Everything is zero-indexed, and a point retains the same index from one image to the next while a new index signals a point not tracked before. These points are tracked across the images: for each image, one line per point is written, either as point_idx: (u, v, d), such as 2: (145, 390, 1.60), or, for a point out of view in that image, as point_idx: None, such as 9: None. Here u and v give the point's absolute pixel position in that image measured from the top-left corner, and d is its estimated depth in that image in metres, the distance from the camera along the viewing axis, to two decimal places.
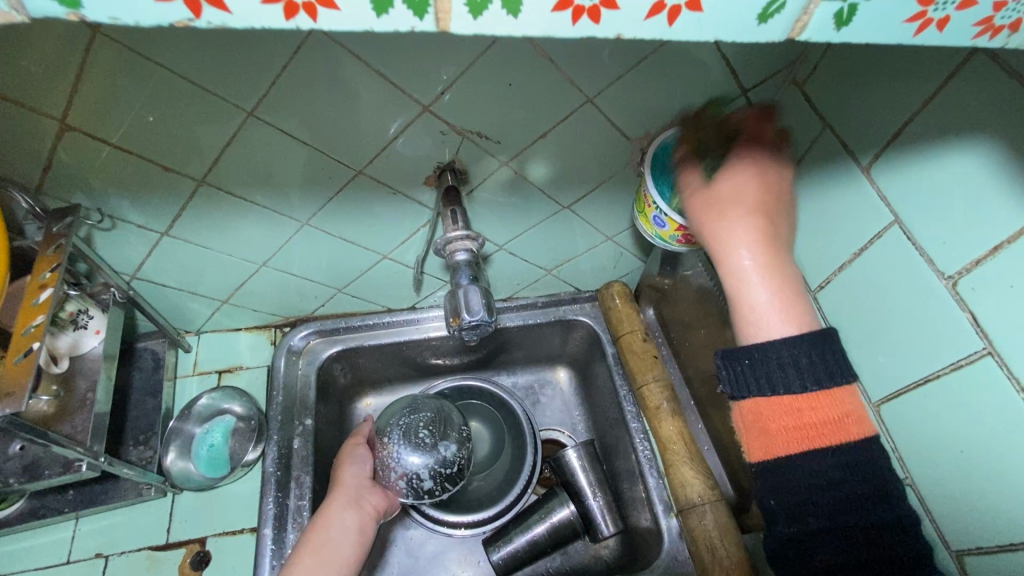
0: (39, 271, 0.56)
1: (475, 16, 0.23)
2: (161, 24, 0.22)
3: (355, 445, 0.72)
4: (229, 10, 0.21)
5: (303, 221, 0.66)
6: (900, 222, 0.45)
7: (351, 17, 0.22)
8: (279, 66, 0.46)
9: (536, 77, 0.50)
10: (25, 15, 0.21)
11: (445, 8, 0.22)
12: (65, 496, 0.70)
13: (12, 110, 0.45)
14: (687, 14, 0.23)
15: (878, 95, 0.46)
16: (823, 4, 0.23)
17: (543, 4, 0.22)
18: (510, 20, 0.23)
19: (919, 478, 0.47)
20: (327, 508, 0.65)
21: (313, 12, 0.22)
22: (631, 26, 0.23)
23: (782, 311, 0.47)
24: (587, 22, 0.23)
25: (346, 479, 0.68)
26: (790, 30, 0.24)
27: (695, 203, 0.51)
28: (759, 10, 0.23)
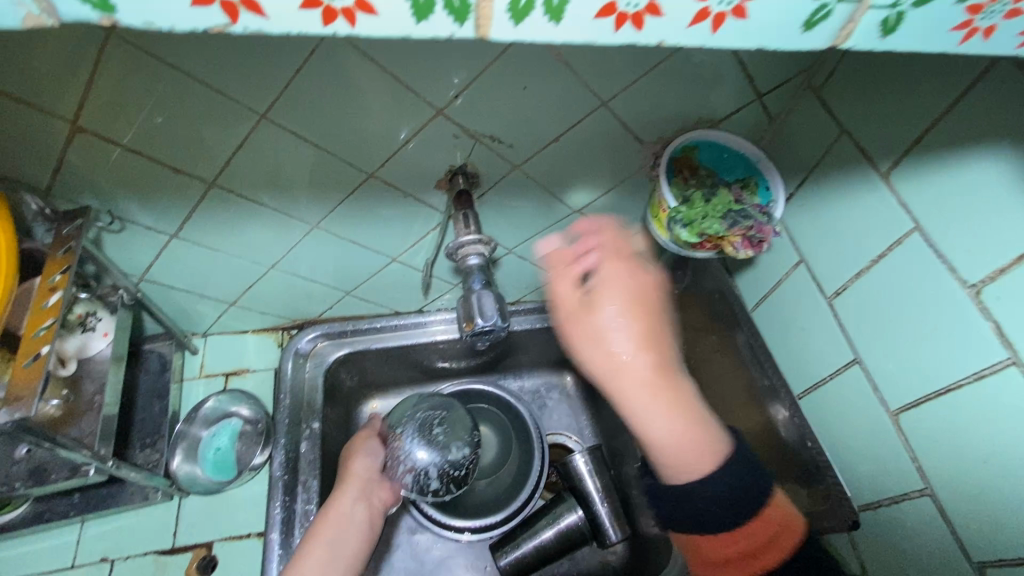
0: (49, 274, 0.56)
1: (516, 23, 0.22)
2: (197, 30, 0.21)
3: (365, 437, 0.72)
4: (267, 15, 0.21)
5: (313, 223, 0.65)
6: (920, 229, 0.45)
7: (389, 24, 0.22)
8: (294, 70, 0.45)
9: (551, 81, 0.50)
10: (56, 20, 0.20)
11: (486, 15, 0.22)
12: (71, 499, 0.69)
13: (25, 112, 0.45)
14: (731, 22, 0.23)
15: (898, 101, 0.45)
16: (870, 13, 0.22)
17: (586, 10, 0.22)
18: (551, 26, 0.23)
19: (938, 488, 0.46)
20: (337, 498, 0.65)
21: (352, 18, 0.21)
22: (674, 32, 0.23)
23: (689, 445, 0.51)
24: (630, 28, 0.23)
25: (357, 472, 0.68)
26: (834, 38, 0.24)
27: (573, 323, 0.55)
28: (805, 18, 0.23)
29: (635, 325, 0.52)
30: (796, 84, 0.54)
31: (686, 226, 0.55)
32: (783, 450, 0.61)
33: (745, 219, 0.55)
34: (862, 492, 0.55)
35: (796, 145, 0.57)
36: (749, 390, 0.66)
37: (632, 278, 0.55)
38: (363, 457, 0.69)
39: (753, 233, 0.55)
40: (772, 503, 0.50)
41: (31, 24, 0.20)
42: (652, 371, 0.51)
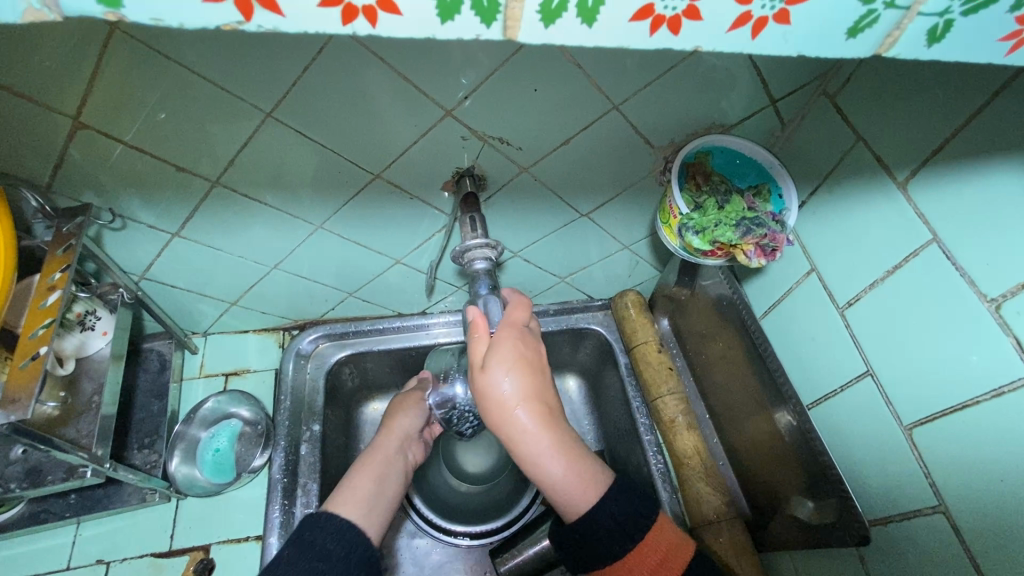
0: (49, 272, 0.55)
1: (546, 24, 0.21)
2: (209, 27, 0.20)
3: (411, 394, 0.76)
4: (282, 14, 0.20)
5: (317, 224, 0.65)
6: (939, 240, 0.44)
7: (410, 24, 0.21)
8: (301, 68, 0.45)
9: (562, 84, 0.49)
10: (59, 14, 0.19)
11: (515, 16, 0.21)
12: (67, 500, 0.68)
13: (25, 107, 0.44)
14: (772, 27, 0.22)
15: (916, 111, 0.44)
16: (918, 19, 0.22)
17: (622, 13, 0.21)
18: (583, 29, 0.22)
19: (952, 505, 0.45)
20: (382, 447, 0.69)
21: (373, 17, 0.21)
22: (712, 38, 0.22)
23: (581, 486, 0.49)
24: (666, 33, 0.22)
25: (400, 426, 0.72)
26: (879, 45, 0.23)
27: (479, 385, 0.48)
28: (849, 25, 0.22)
29: (523, 397, 0.46)
30: (810, 90, 0.53)
31: (698, 233, 0.54)
32: (789, 458, 0.62)
33: (759, 227, 0.53)
34: (873, 506, 0.54)
35: (810, 152, 0.56)
36: (756, 398, 0.67)
37: (525, 342, 0.50)
38: (409, 414, 0.72)
39: (766, 241, 0.54)
40: (652, 526, 0.50)
41: (32, 17, 0.19)
42: (540, 438, 0.47)
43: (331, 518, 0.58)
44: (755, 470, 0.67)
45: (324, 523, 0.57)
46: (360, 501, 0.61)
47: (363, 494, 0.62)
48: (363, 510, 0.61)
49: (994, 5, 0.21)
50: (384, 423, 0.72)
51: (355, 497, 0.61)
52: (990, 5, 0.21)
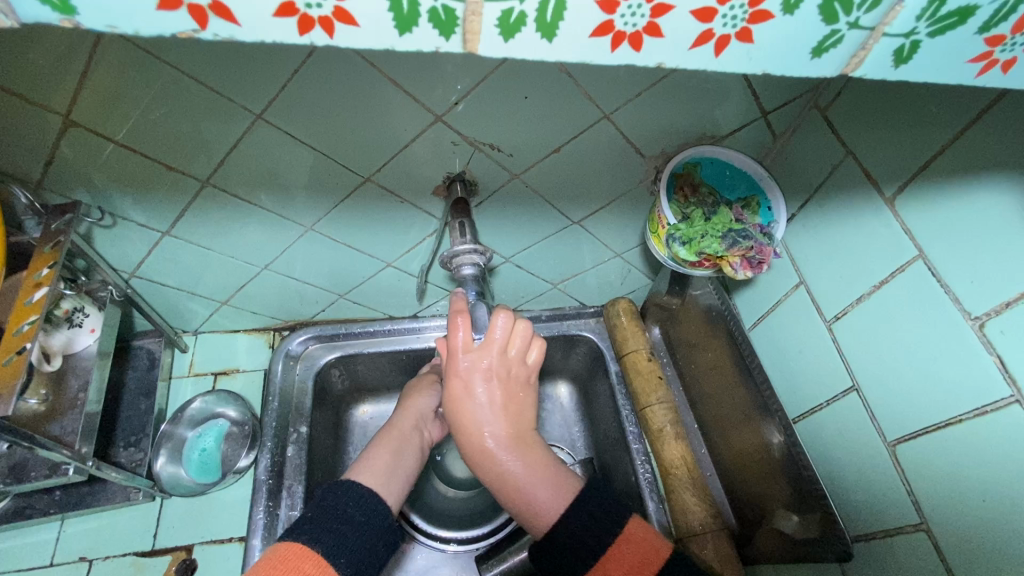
0: (36, 268, 0.54)
1: (506, 39, 0.21)
2: (165, 34, 0.20)
3: (426, 378, 0.76)
4: (237, 22, 0.20)
5: (308, 225, 0.64)
6: (925, 256, 0.44)
7: (372, 36, 0.21)
8: (291, 71, 0.45)
9: (553, 92, 0.49)
10: (17, 20, 0.19)
11: (475, 30, 0.21)
12: (52, 496, 0.68)
13: (15, 104, 0.44)
14: (736, 45, 0.22)
15: (904, 128, 0.44)
16: (883, 40, 0.22)
17: (582, 28, 0.21)
18: (543, 44, 0.22)
19: (934, 524, 0.45)
20: (399, 423, 0.68)
21: (330, 27, 0.21)
22: (675, 56, 0.22)
23: (548, 496, 0.50)
24: (628, 49, 0.22)
25: (419, 405, 0.71)
26: (845, 65, 0.23)
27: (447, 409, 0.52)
28: (814, 44, 0.22)
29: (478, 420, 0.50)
30: (802, 103, 0.53)
31: (684, 244, 0.54)
32: (777, 469, 0.62)
33: (745, 239, 0.53)
34: (855, 521, 0.53)
35: (800, 165, 0.56)
36: (743, 409, 0.67)
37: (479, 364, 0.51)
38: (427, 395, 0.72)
39: (753, 253, 0.54)
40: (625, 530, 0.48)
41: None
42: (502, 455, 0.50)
43: (352, 485, 0.57)
44: (742, 481, 0.65)
45: (345, 489, 0.56)
46: (378, 471, 0.61)
47: (381, 466, 0.62)
48: (381, 482, 0.60)
49: (959, 27, 0.21)
50: (401, 402, 0.72)
51: (372, 468, 0.61)
52: (953, 28, 0.21)
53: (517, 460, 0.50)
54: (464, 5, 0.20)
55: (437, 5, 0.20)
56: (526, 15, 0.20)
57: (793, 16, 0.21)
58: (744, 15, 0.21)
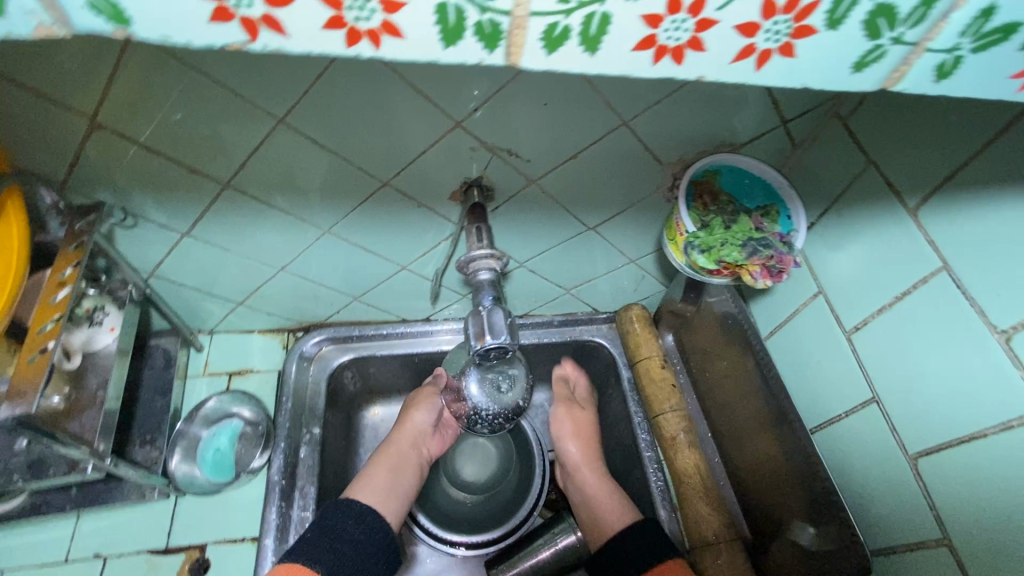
0: (60, 268, 0.55)
1: (549, 52, 0.22)
2: (214, 46, 0.21)
3: (426, 388, 0.76)
4: (286, 33, 0.20)
5: (325, 228, 0.65)
6: (949, 268, 0.43)
7: (416, 48, 0.21)
8: (313, 76, 0.45)
9: (573, 99, 0.49)
10: (70, 31, 0.20)
11: (519, 42, 0.21)
12: (69, 493, 0.69)
13: (42, 105, 0.45)
14: (777, 59, 0.22)
15: (927, 139, 0.44)
16: (926, 56, 0.22)
17: (625, 42, 0.21)
18: (587, 57, 0.22)
19: (958, 540, 0.44)
20: (396, 441, 0.71)
21: (376, 40, 0.21)
22: (716, 70, 0.23)
23: (619, 512, 0.69)
24: (670, 62, 0.22)
25: (416, 422, 0.73)
26: (885, 80, 0.23)
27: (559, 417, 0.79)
28: (855, 59, 0.22)
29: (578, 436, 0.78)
30: (824, 111, 0.52)
31: (703, 253, 0.54)
32: (791, 479, 0.61)
33: (765, 248, 0.53)
34: (878, 534, 0.53)
35: (820, 173, 0.56)
36: (759, 418, 0.66)
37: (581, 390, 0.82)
38: (424, 411, 0.73)
39: (773, 262, 0.53)
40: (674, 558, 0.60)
41: (43, 34, 0.20)
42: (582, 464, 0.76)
43: (352, 503, 0.62)
44: (757, 491, 0.65)
45: (346, 508, 0.61)
46: (377, 491, 0.65)
47: (380, 485, 0.66)
48: (380, 499, 0.64)
49: (1002, 43, 0.21)
50: (401, 416, 0.74)
51: (371, 486, 0.65)
52: (998, 44, 0.21)
53: (603, 481, 0.73)
54: (508, 18, 0.20)
55: (482, 20, 0.20)
56: (570, 28, 0.21)
57: (838, 30, 0.21)
58: (787, 30, 0.21)
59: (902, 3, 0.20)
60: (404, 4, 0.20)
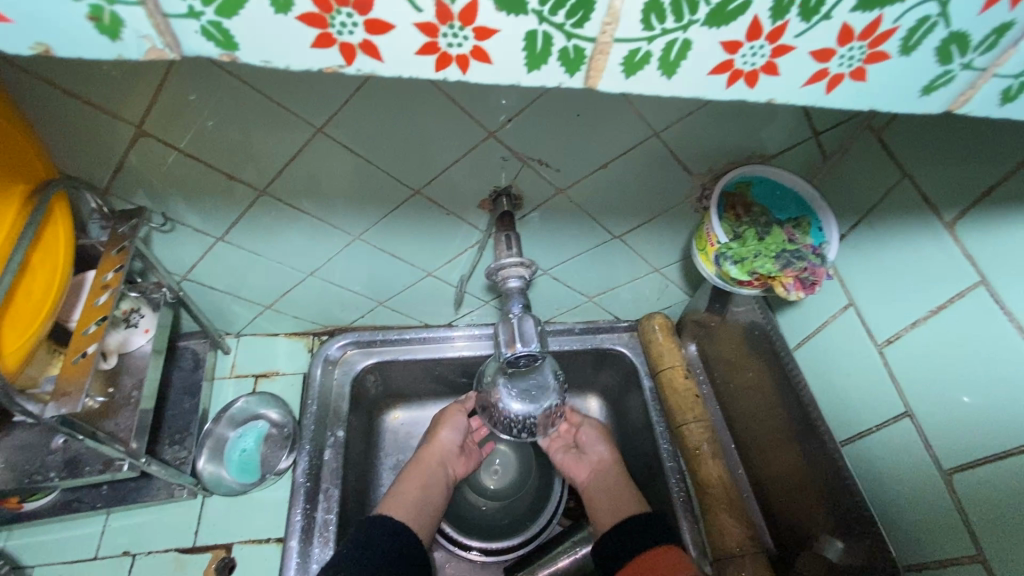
0: (103, 271, 0.57)
1: (627, 75, 0.23)
2: (311, 69, 0.23)
3: (451, 407, 0.78)
4: (381, 59, 0.23)
5: (355, 234, 0.66)
6: (987, 284, 0.43)
7: (500, 71, 0.23)
8: (354, 87, 0.46)
9: (606, 110, 0.49)
10: (177, 52, 0.22)
11: (599, 67, 0.23)
12: (99, 490, 0.70)
13: (94, 114, 0.47)
14: (847, 83, 0.24)
15: (964, 153, 0.44)
16: (993, 80, 0.24)
17: (701, 66, 0.23)
18: (662, 80, 0.24)
19: (994, 558, 0.44)
20: (425, 457, 0.72)
21: (464, 65, 0.23)
22: (786, 92, 0.24)
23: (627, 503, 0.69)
24: (742, 85, 0.24)
25: (443, 440, 0.74)
26: (951, 103, 0.25)
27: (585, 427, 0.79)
28: (925, 83, 0.24)
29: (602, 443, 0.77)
30: (856, 122, 0.52)
31: (736, 264, 0.55)
32: (818, 491, 0.61)
33: (799, 260, 0.54)
34: (907, 549, 0.53)
35: (851, 185, 0.56)
36: (784, 429, 0.66)
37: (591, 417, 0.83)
38: (451, 430, 0.74)
39: (806, 274, 0.54)
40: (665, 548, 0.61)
41: (153, 57, 0.22)
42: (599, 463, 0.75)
43: (386, 520, 0.63)
44: (782, 502, 0.65)
45: (380, 524, 0.63)
46: (407, 506, 0.66)
47: (411, 500, 0.67)
48: (411, 514, 0.66)
49: None
50: (428, 433, 0.75)
51: (401, 502, 0.66)
52: None
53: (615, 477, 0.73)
54: (593, 45, 0.22)
55: (568, 46, 0.22)
56: (652, 54, 0.23)
57: (911, 56, 0.23)
58: (862, 55, 0.23)
59: (975, 32, 0.22)
60: (497, 32, 0.22)
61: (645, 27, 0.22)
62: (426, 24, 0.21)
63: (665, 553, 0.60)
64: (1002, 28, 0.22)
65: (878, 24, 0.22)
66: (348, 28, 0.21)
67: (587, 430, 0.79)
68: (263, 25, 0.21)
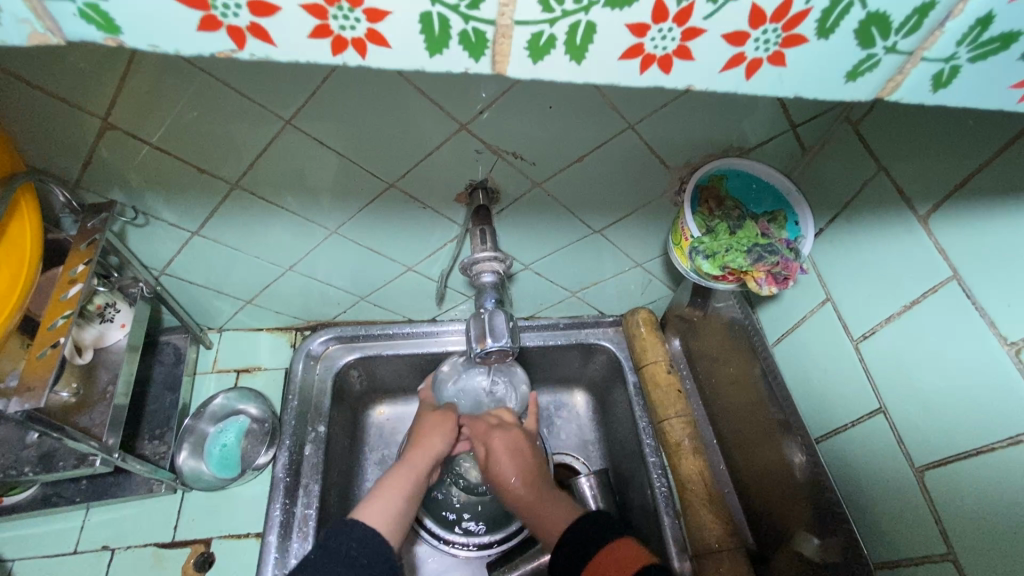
0: (71, 265, 0.56)
1: (534, 60, 0.23)
2: (202, 54, 0.22)
3: (445, 415, 0.73)
4: (273, 43, 0.22)
5: (332, 228, 0.65)
6: (959, 278, 0.43)
7: (403, 56, 0.23)
8: (320, 78, 0.45)
9: (577, 101, 0.48)
10: (61, 38, 0.21)
11: (503, 51, 0.23)
12: (78, 486, 0.70)
13: (55, 106, 0.46)
14: (768, 68, 0.24)
15: (935, 144, 0.43)
16: (921, 64, 0.23)
17: (613, 51, 0.23)
18: (573, 65, 0.23)
19: (963, 556, 0.44)
20: (413, 457, 0.68)
21: (362, 48, 0.23)
22: (705, 77, 0.24)
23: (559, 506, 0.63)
24: (657, 70, 0.23)
25: (437, 448, 0.70)
26: (881, 88, 0.24)
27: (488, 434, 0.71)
28: (849, 68, 0.23)
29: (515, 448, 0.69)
30: (833, 115, 0.51)
31: (708, 258, 0.53)
32: (799, 489, 0.60)
33: (771, 255, 0.53)
34: (880, 547, 0.52)
35: (830, 179, 0.55)
36: (763, 425, 0.65)
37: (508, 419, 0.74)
38: (445, 437, 0.71)
39: (779, 269, 0.53)
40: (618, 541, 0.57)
41: (36, 41, 0.21)
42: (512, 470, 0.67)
43: (356, 526, 0.59)
44: (762, 498, 0.65)
45: (349, 530, 0.58)
46: (388, 515, 0.61)
47: (394, 504, 0.62)
48: (391, 521, 0.61)
49: (1002, 52, 0.22)
50: (416, 437, 0.71)
51: (382, 510, 0.61)
52: (996, 53, 0.22)
53: (531, 486, 0.66)
54: (493, 28, 0.22)
55: (467, 28, 0.22)
56: (555, 37, 0.22)
57: (829, 39, 0.22)
58: (778, 38, 0.22)
59: (895, 13, 0.21)
60: (388, 14, 0.21)
61: (545, 8, 0.21)
62: (313, 5, 0.21)
63: (624, 547, 0.57)
64: (924, 8, 0.21)
65: (792, 6, 0.21)
66: (232, 10, 0.21)
67: (504, 434, 0.70)
68: (141, 5, 0.20)
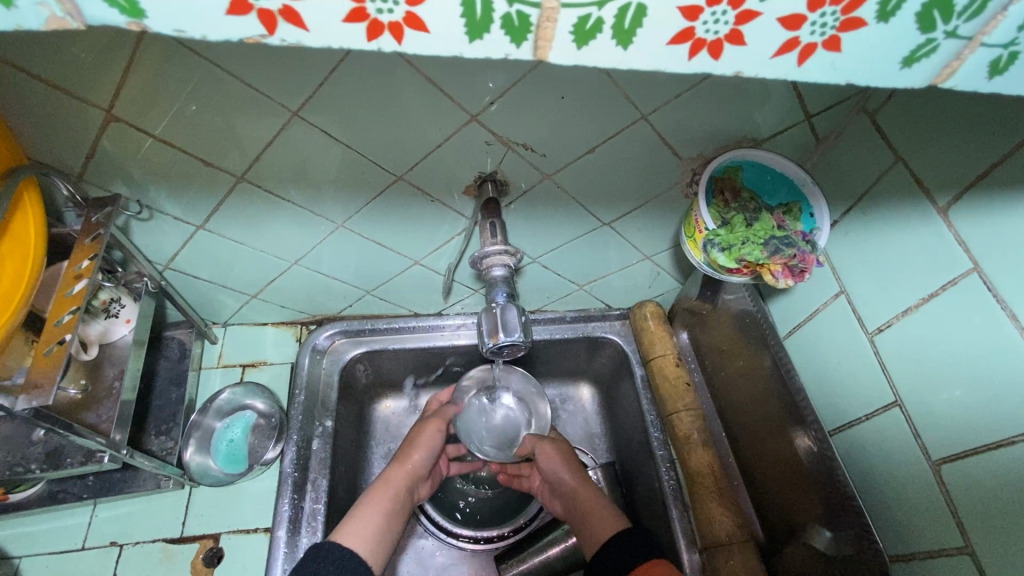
0: (76, 261, 0.55)
1: (578, 46, 0.22)
2: (230, 39, 0.22)
3: (429, 425, 0.73)
4: (306, 28, 0.21)
5: (339, 221, 0.65)
6: (981, 270, 0.42)
7: (437, 40, 0.22)
8: (331, 65, 0.44)
9: (591, 91, 0.47)
10: (80, 22, 0.21)
11: (547, 37, 0.22)
12: (85, 482, 0.70)
13: (61, 98, 0.45)
14: (820, 53, 0.23)
15: (959, 134, 0.43)
16: (979, 50, 0.22)
17: (659, 35, 0.22)
18: (618, 51, 0.23)
19: (982, 549, 0.43)
20: (394, 475, 0.67)
21: (398, 33, 0.22)
22: (750, 63, 0.23)
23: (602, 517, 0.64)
24: (705, 56, 0.23)
25: (414, 461, 0.69)
26: (935, 75, 0.24)
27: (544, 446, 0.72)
28: (905, 54, 0.23)
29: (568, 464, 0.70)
30: (849, 105, 0.50)
31: (723, 251, 0.53)
32: (810, 482, 0.59)
33: (788, 247, 0.52)
34: (893, 540, 0.52)
35: (845, 169, 0.54)
36: (775, 417, 0.65)
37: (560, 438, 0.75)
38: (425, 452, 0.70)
39: (795, 261, 0.52)
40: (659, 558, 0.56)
41: (54, 25, 0.21)
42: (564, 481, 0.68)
43: (332, 547, 0.58)
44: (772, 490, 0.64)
45: (326, 552, 0.58)
46: (367, 535, 0.61)
47: (369, 529, 0.61)
48: (370, 542, 0.61)
49: None
50: (399, 453, 0.70)
51: (362, 530, 0.61)
52: None
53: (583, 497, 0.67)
54: (538, 11, 0.21)
55: (510, 12, 0.21)
56: (603, 21, 0.21)
57: (888, 23, 0.22)
58: (834, 22, 0.22)
59: None
60: None
61: None
62: None
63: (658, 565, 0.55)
64: None
65: None
66: None
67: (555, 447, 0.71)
68: None
